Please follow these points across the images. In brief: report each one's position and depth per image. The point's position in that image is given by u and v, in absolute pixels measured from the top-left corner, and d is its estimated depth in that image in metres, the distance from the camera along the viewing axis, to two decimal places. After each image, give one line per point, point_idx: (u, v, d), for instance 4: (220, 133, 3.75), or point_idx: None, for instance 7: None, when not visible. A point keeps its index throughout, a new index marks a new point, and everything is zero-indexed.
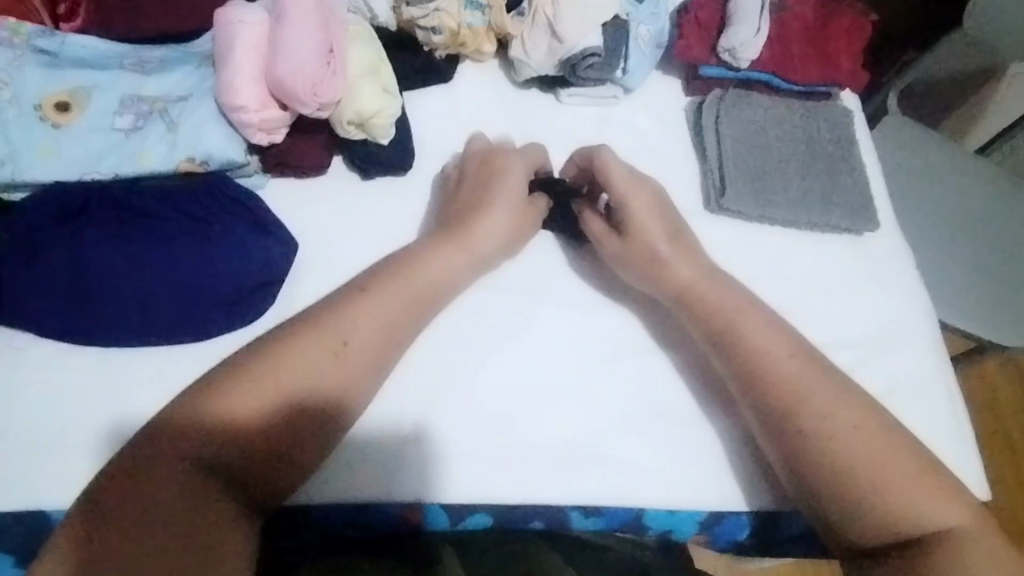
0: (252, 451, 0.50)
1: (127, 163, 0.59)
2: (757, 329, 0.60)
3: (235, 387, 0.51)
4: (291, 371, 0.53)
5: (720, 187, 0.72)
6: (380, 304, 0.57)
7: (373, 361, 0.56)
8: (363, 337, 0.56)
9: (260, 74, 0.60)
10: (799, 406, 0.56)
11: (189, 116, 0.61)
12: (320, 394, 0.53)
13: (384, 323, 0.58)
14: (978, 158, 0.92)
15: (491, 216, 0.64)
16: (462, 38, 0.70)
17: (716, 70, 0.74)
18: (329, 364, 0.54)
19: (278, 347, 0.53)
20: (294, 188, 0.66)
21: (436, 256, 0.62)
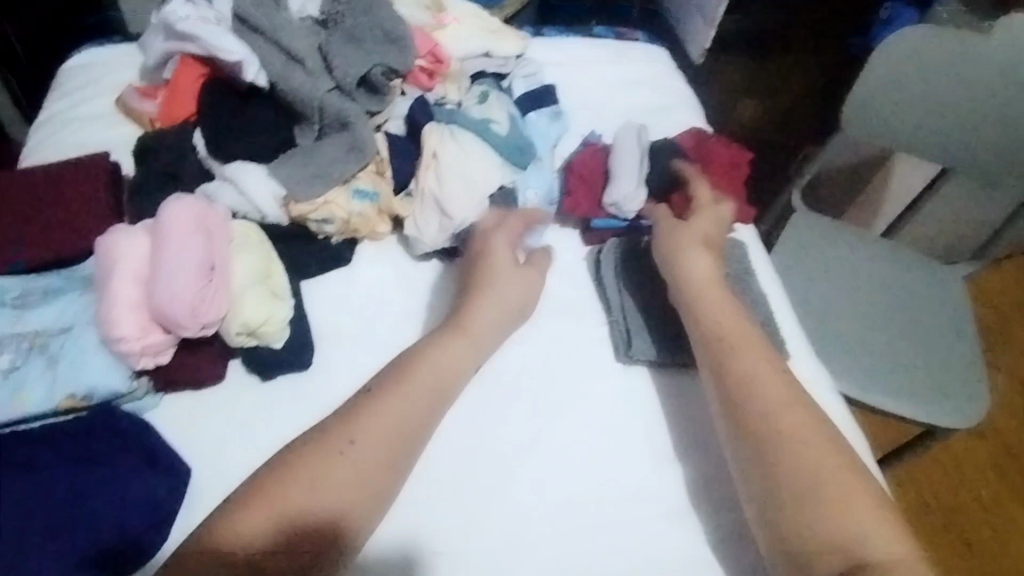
0: (279, 551, 0.49)
1: (3, 407, 0.58)
2: (772, 387, 0.60)
3: (265, 502, 0.51)
4: (324, 468, 0.53)
5: (628, 337, 0.73)
6: (399, 397, 0.58)
7: (391, 463, 0.55)
8: (390, 428, 0.56)
9: (140, 301, 0.59)
10: (799, 471, 0.54)
11: (68, 348, 0.60)
12: (341, 498, 0.53)
13: (410, 419, 0.58)
14: (847, 267, 1.08)
15: (483, 305, 0.68)
16: (355, 226, 0.75)
17: (604, 222, 0.81)
18: (359, 461, 0.54)
19: (303, 454, 0.53)
20: (187, 404, 0.63)
21: (437, 346, 0.63)
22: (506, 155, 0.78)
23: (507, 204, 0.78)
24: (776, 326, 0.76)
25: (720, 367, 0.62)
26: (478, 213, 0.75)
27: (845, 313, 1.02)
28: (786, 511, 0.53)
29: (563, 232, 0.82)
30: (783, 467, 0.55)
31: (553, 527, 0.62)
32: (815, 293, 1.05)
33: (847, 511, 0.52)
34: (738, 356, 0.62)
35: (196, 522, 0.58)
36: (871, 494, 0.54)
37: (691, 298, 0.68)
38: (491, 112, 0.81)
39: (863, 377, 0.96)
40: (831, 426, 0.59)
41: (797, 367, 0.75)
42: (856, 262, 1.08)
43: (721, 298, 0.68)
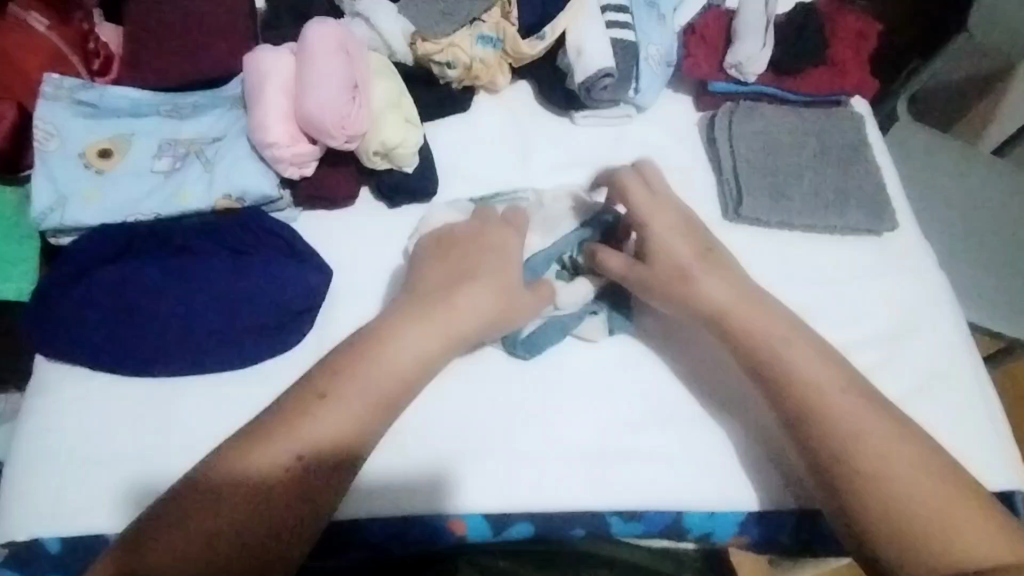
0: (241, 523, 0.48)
1: (168, 202, 0.64)
2: (798, 353, 0.57)
3: (265, 440, 0.51)
4: (306, 434, 0.51)
5: (737, 196, 0.74)
6: (411, 333, 0.57)
7: (347, 460, 0.52)
8: (370, 394, 0.54)
9: (290, 112, 0.64)
10: (851, 441, 0.53)
11: (222, 155, 0.66)
12: (345, 441, 0.52)
13: (394, 386, 0.55)
14: (958, 166, 1.04)
15: (467, 292, 0.60)
16: (475, 72, 0.76)
17: (724, 85, 0.80)
18: (335, 430, 0.52)
19: (308, 395, 0.53)
20: (326, 220, 0.69)
21: (459, 291, 0.60)
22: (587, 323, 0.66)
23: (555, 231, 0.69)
24: (888, 198, 0.75)
25: (720, 322, 0.60)
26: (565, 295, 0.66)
27: (948, 212, 1.00)
28: (851, 494, 0.51)
29: (676, 97, 0.82)
30: (844, 446, 0.53)
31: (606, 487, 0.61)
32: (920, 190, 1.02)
33: (897, 468, 0.51)
34: (734, 321, 0.60)
35: (334, 321, 0.65)
36: (896, 428, 0.54)
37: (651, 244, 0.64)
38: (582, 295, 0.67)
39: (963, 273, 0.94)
40: (851, 379, 0.56)
41: (904, 240, 0.75)
42: (965, 167, 1.04)
43: (711, 262, 0.63)
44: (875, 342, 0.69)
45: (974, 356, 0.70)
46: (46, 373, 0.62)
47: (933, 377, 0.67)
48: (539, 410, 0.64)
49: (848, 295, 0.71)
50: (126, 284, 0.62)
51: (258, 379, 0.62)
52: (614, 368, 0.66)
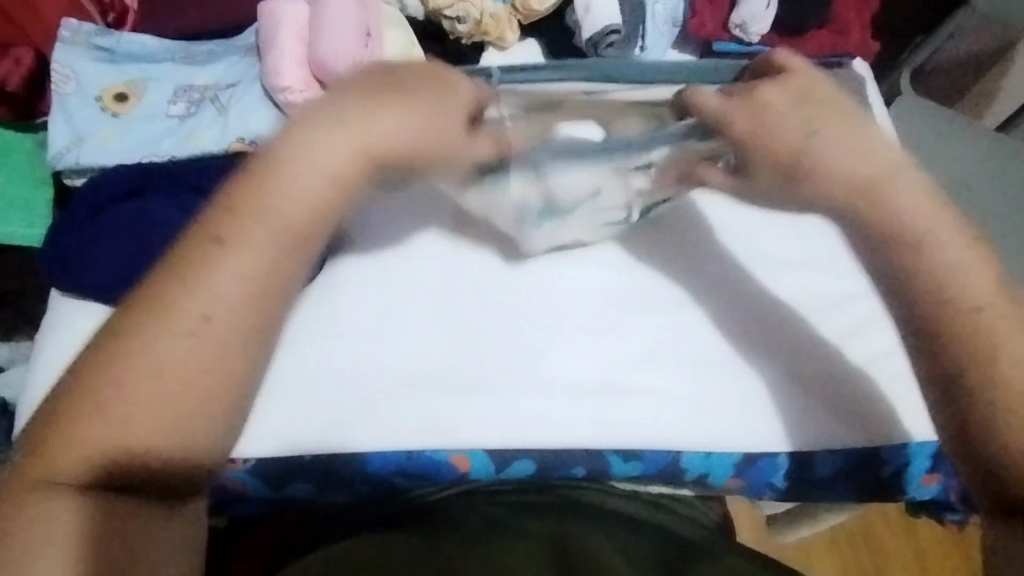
0: (143, 473, 0.41)
1: (183, 145, 0.67)
2: (910, 203, 0.50)
3: (90, 416, 0.41)
4: (143, 382, 0.41)
5: None
6: (239, 240, 0.43)
7: (224, 390, 0.42)
8: (228, 321, 0.42)
9: (304, 59, 0.66)
10: (950, 276, 0.48)
11: (236, 101, 0.68)
12: (202, 380, 0.42)
13: (245, 284, 0.43)
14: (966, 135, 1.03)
15: (301, 151, 0.44)
16: (485, 27, 0.76)
17: (728, 45, 0.80)
18: (180, 370, 0.42)
19: (137, 341, 0.42)
20: None
21: (319, 140, 0.45)
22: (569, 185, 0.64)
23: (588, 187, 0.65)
24: None
25: (795, 170, 0.52)
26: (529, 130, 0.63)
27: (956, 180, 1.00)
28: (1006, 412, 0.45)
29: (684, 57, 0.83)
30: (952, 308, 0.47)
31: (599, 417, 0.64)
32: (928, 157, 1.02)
33: None
34: (825, 175, 0.51)
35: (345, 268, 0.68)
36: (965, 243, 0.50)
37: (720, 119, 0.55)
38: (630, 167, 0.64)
39: None
40: (895, 151, 0.52)
41: None
42: (979, 136, 1.02)
43: (846, 125, 0.52)
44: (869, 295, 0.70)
45: None
46: (61, 309, 0.64)
47: None
48: (541, 347, 0.66)
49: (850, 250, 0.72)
50: (139, 223, 0.64)
51: None
52: (614, 311, 0.68)
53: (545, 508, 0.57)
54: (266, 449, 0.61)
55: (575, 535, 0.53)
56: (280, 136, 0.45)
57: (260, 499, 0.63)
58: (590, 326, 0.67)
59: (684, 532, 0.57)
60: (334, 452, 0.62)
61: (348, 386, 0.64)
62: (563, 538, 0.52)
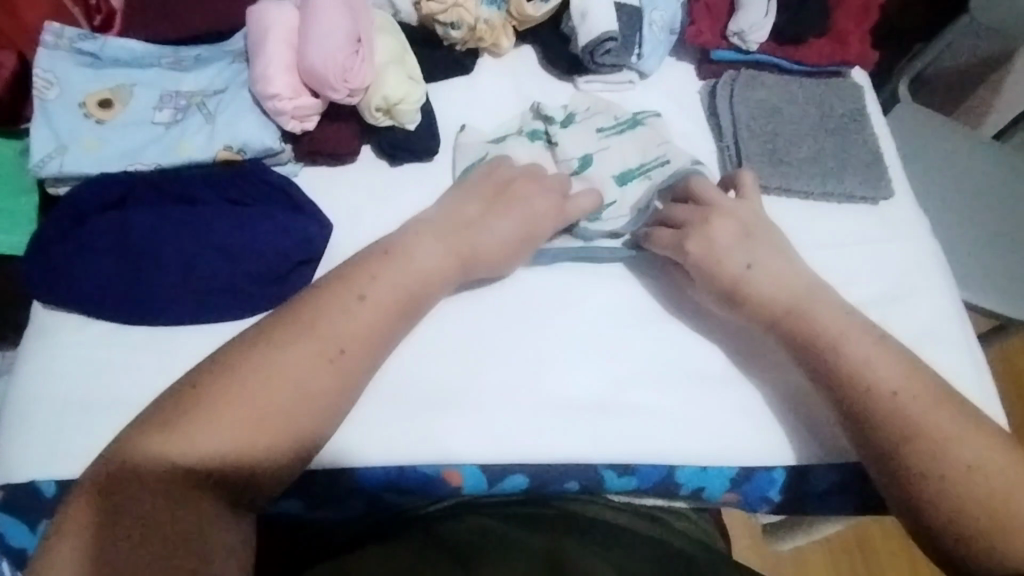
0: (223, 466, 0.49)
1: (168, 153, 0.65)
2: (829, 319, 0.59)
3: (214, 408, 0.50)
4: (255, 393, 0.51)
5: (737, 161, 0.75)
6: (370, 315, 0.56)
7: (317, 405, 0.53)
8: (356, 358, 0.55)
9: (292, 65, 0.65)
10: (895, 398, 0.55)
11: (224, 108, 0.66)
12: (313, 406, 0.52)
13: (354, 344, 0.55)
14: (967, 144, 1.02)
15: (416, 247, 0.61)
16: (480, 33, 0.75)
17: (727, 53, 0.80)
18: (293, 395, 0.52)
19: (268, 357, 0.52)
20: (325, 175, 0.69)
21: (429, 241, 0.61)
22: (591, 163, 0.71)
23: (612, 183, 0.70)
24: (886, 168, 0.76)
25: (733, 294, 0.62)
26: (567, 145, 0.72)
27: (957, 189, 0.99)
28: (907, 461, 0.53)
29: (680, 65, 0.82)
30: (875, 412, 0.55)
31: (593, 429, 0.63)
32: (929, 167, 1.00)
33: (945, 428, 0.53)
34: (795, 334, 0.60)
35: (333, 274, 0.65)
36: (962, 418, 0.54)
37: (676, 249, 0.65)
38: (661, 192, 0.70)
39: (963, 250, 0.94)
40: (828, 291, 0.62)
41: (900, 210, 0.75)
42: (972, 145, 1.01)
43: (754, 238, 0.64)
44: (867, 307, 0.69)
45: (966, 326, 0.70)
46: (45, 320, 0.62)
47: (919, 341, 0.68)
48: (537, 360, 0.65)
49: (848, 262, 0.71)
50: (123, 233, 0.63)
51: None
52: (608, 322, 0.67)
53: (540, 523, 0.55)
54: None
55: (567, 547, 0.51)
56: (404, 231, 0.62)
57: None
58: (586, 337, 0.66)
59: (682, 547, 0.56)
60: (322, 466, 0.60)
61: None
62: (553, 546, 0.51)
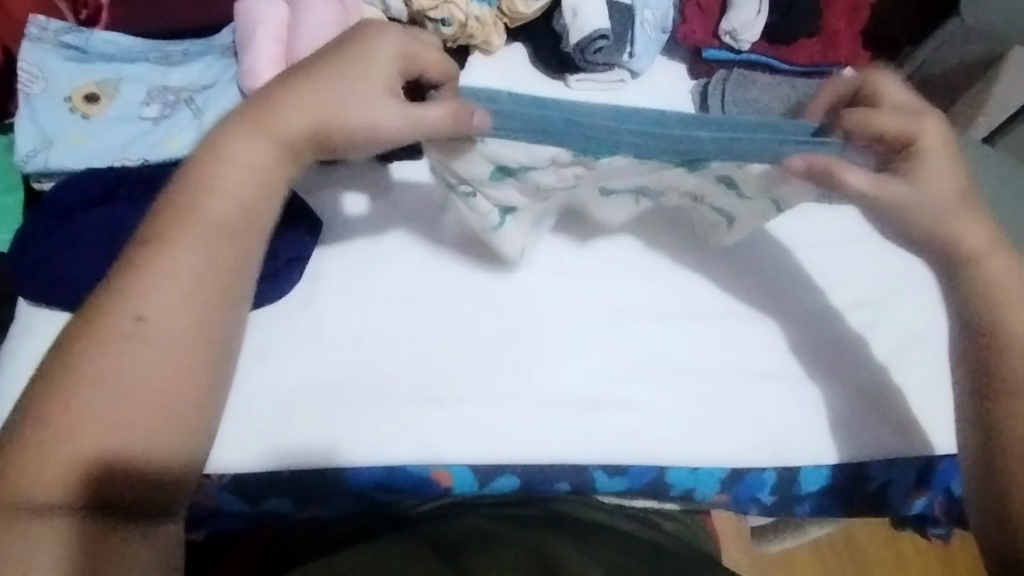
0: (82, 498, 0.41)
1: (156, 148, 0.64)
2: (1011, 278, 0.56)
3: (34, 444, 0.41)
4: (81, 399, 0.42)
5: None
6: (190, 254, 0.47)
7: (228, 297, 0.47)
8: (172, 321, 0.45)
9: (282, 60, 0.64)
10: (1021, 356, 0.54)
11: (212, 103, 0.66)
12: (146, 393, 0.43)
13: (202, 290, 0.46)
14: None
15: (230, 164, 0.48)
16: (472, 30, 0.74)
17: (718, 52, 0.79)
18: (125, 384, 0.43)
19: (83, 352, 0.44)
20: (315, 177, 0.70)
21: (246, 144, 0.48)
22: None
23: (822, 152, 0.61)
24: None
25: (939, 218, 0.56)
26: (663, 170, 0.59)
27: None
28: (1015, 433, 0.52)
29: (671, 65, 0.82)
30: (1013, 377, 0.54)
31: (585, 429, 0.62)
32: None
33: None
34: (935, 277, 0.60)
35: (323, 276, 0.66)
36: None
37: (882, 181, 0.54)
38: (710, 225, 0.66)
39: None
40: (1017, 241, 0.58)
41: None
42: None
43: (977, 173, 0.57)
44: (856, 308, 0.69)
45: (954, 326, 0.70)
46: (26, 318, 0.61)
47: (909, 342, 0.68)
48: (528, 356, 0.64)
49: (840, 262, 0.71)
50: (108, 230, 0.62)
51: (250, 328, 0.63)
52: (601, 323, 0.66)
53: (532, 522, 0.55)
54: (241, 464, 0.59)
55: (560, 548, 0.50)
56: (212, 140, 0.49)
57: (234, 515, 0.60)
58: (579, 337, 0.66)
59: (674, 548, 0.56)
60: (311, 467, 0.59)
61: (337, 398, 0.61)
62: (545, 543, 0.51)
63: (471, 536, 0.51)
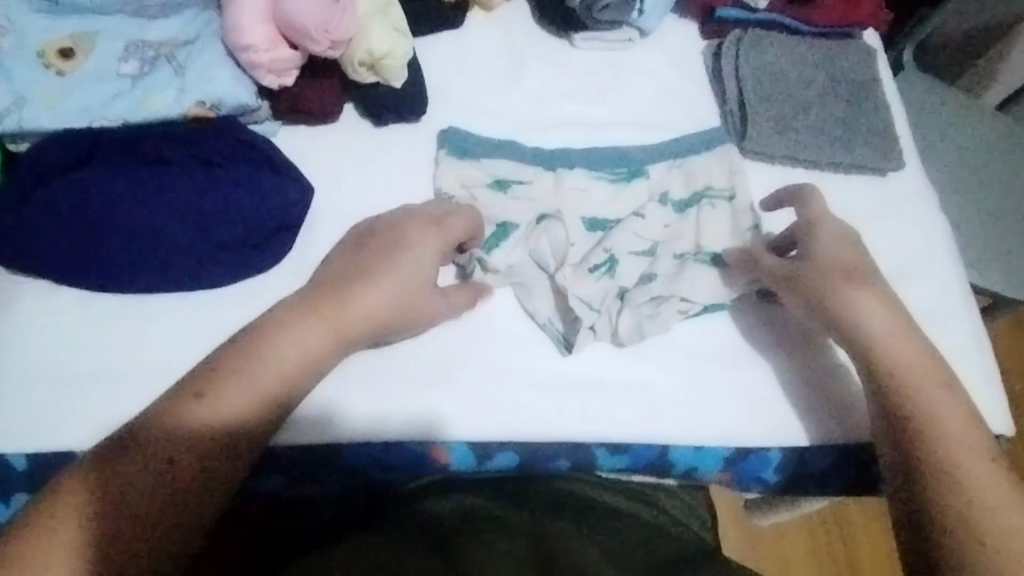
0: (136, 503, 0.45)
1: (136, 108, 0.61)
2: (899, 332, 0.56)
3: (163, 435, 0.48)
4: (192, 416, 0.48)
5: (741, 128, 0.71)
6: (293, 336, 0.53)
7: (305, 375, 0.53)
8: (283, 373, 0.52)
9: (268, 14, 0.60)
10: (924, 394, 0.53)
11: (195, 59, 0.62)
12: (232, 430, 0.49)
13: (296, 363, 0.52)
14: (980, 112, 0.97)
15: (335, 268, 0.58)
16: None
17: (731, 11, 0.75)
18: (219, 414, 0.49)
19: (218, 377, 0.50)
20: (305, 137, 0.66)
21: (341, 258, 0.59)
22: (601, 165, 0.68)
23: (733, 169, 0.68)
24: (895, 135, 0.72)
25: (827, 284, 0.57)
26: (634, 316, 0.62)
27: (970, 158, 0.94)
28: (938, 459, 0.50)
29: (684, 23, 0.77)
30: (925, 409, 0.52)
31: (585, 409, 0.60)
32: (945, 134, 0.95)
33: (962, 449, 0.50)
34: (861, 298, 0.57)
35: (313, 243, 0.62)
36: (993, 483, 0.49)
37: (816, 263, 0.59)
38: (676, 248, 0.65)
39: (973, 222, 0.90)
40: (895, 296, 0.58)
41: (910, 181, 0.71)
42: (983, 113, 0.97)
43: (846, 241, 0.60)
44: None
45: (971, 299, 0.68)
46: (7, 289, 0.59)
47: (924, 318, 0.65)
48: (526, 333, 0.62)
49: None
50: (85, 195, 0.58)
51: (236, 299, 0.59)
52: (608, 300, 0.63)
53: (532, 504, 0.53)
54: None
55: (558, 531, 0.48)
56: (273, 312, 0.54)
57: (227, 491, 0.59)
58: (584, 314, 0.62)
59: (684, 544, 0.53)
60: (301, 442, 0.57)
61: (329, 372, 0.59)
62: (545, 529, 0.48)
63: (467, 519, 0.49)
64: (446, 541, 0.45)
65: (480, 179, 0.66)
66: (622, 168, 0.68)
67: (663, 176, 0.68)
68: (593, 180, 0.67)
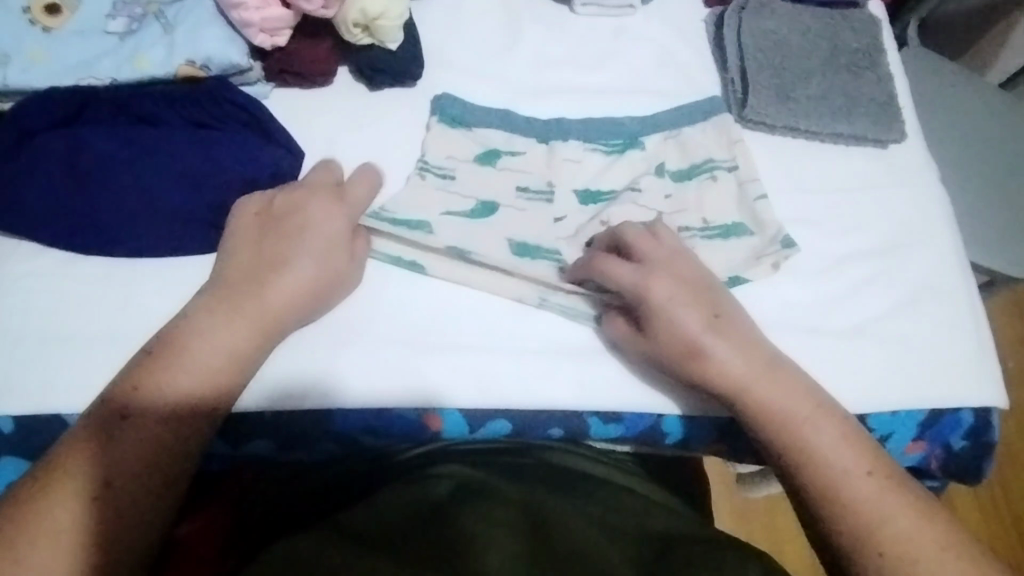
0: (101, 507, 0.45)
1: (123, 66, 0.59)
2: (783, 396, 0.53)
3: (112, 437, 0.47)
4: (134, 417, 0.48)
5: (742, 97, 0.70)
6: (215, 328, 0.51)
7: (236, 363, 0.52)
8: (208, 367, 0.51)
9: None
10: (825, 465, 0.50)
11: (184, 17, 0.60)
12: (172, 424, 0.49)
13: (222, 352, 0.51)
14: (983, 87, 0.96)
15: (255, 252, 0.55)
16: None
17: None
18: (158, 411, 0.48)
19: (151, 376, 0.50)
20: (298, 98, 0.65)
21: (248, 238, 0.56)
22: (597, 136, 0.67)
23: (730, 140, 0.67)
24: (898, 107, 0.71)
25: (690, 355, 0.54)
26: None
27: (971, 134, 0.93)
28: (862, 536, 0.48)
29: None
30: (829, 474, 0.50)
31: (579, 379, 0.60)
32: (947, 110, 0.94)
33: (892, 521, 0.48)
34: (731, 366, 0.53)
35: None
36: (910, 501, 0.49)
37: (639, 291, 0.55)
38: (680, 222, 0.64)
39: (974, 198, 0.89)
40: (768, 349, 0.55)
41: (910, 153, 0.71)
42: (986, 89, 0.96)
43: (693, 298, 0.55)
44: (868, 256, 0.65)
45: (969, 273, 0.67)
46: None
47: (921, 292, 0.64)
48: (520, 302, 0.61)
49: (852, 210, 0.67)
50: (73, 155, 0.57)
51: None
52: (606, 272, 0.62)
53: (528, 472, 0.53)
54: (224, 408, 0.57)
55: (552, 505, 0.48)
56: (187, 313, 0.53)
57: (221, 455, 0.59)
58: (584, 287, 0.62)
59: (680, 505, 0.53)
60: (293, 408, 0.57)
61: (322, 339, 0.59)
62: (539, 503, 0.48)
63: (466, 491, 0.48)
64: (445, 517, 0.45)
65: (474, 147, 0.66)
66: (619, 139, 0.67)
67: (659, 146, 0.67)
68: (589, 150, 0.67)
